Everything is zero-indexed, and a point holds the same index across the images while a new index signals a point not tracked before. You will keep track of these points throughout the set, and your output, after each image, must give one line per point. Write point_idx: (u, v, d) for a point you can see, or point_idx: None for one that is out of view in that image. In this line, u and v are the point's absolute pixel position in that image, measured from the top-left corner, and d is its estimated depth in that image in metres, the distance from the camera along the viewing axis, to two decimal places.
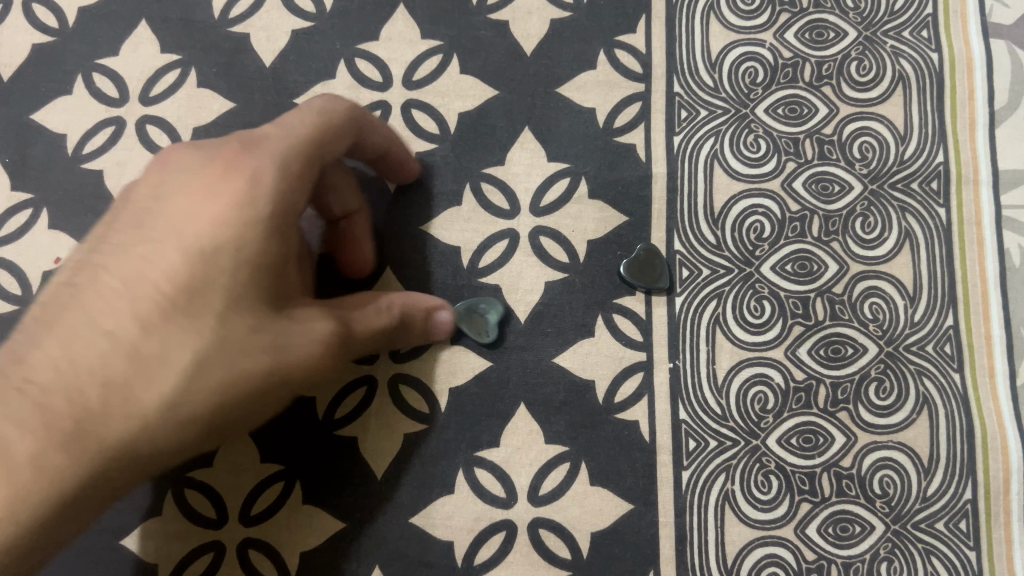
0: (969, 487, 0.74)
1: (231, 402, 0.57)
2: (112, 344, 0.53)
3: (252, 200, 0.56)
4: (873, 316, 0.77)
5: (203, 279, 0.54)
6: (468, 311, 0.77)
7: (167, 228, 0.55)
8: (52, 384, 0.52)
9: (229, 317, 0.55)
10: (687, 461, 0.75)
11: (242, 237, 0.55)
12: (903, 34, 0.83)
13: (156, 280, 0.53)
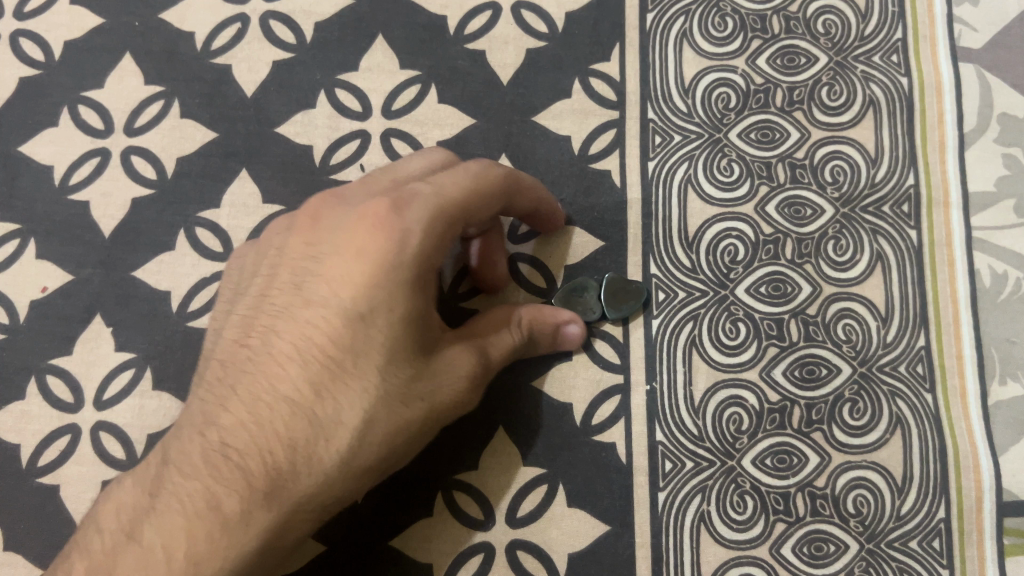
0: (943, 506, 0.75)
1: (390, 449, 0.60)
2: (291, 407, 0.56)
3: (399, 252, 0.57)
4: (846, 337, 0.78)
5: (364, 338, 0.57)
6: (569, 292, 0.79)
7: (325, 285, 0.58)
8: (245, 449, 0.56)
9: (390, 371, 0.58)
10: (663, 482, 0.76)
11: (393, 298, 0.57)
12: (873, 59, 0.85)
13: (321, 344, 0.57)
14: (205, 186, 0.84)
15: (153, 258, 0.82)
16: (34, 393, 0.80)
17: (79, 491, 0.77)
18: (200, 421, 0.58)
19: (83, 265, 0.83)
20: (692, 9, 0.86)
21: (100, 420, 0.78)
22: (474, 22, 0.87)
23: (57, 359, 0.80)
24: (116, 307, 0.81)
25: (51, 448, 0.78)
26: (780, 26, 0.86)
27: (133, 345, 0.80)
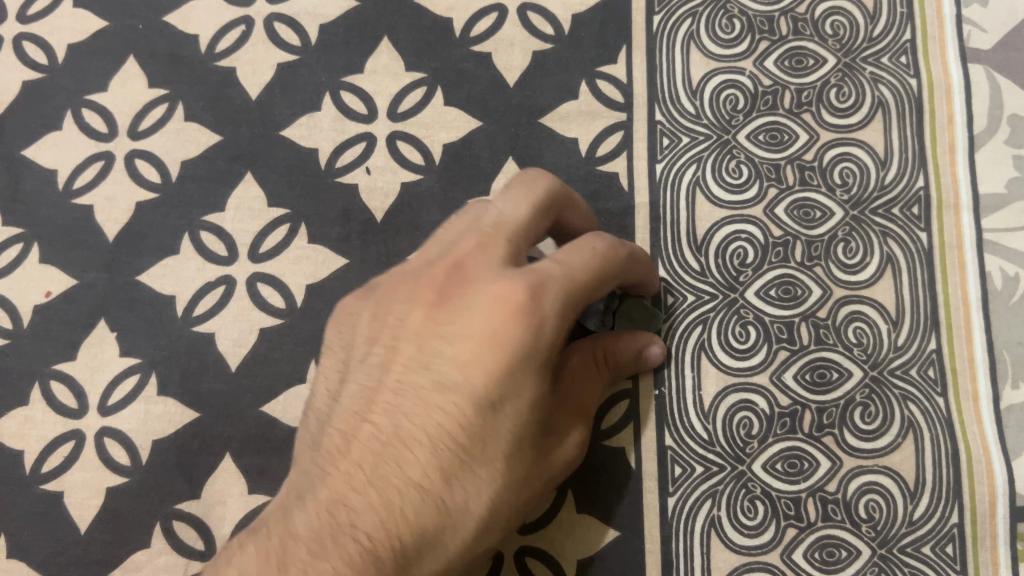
0: (955, 511, 0.74)
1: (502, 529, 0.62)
2: (424, 496, 0.55)
3: (536, 336, 0.57)
4: (857, 340, 0.78)
5: (494, 426, 0.57)
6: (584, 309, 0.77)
7: (460, 372, 0.56)
8: (378, 537, 0.54)
9: (516, 458, 0.59)
10: (672, 487, 0.75)
11: (525, 385, 0.57)
12: (882, 61, 0.84)
13: (455, 432, 0.56)
14: (210, 190, 0.83)
15: (158, 262, 0.82)
16: (38, 399, 0.79)
17: (83, 498, 0.76)
18: (322, 501, 0.56)
19: (87, 269, 0.82)
20: (699, 10, 0.86)
21: (105, 426, 0.78)
22: (479, 23, 0.86)
23: (61, 364, 0.80)
24: (121, 312, 0.81)
25: (55, 454, 0.78)
26: (788, 27, 0.85)
27: (137, 350, 0.80)
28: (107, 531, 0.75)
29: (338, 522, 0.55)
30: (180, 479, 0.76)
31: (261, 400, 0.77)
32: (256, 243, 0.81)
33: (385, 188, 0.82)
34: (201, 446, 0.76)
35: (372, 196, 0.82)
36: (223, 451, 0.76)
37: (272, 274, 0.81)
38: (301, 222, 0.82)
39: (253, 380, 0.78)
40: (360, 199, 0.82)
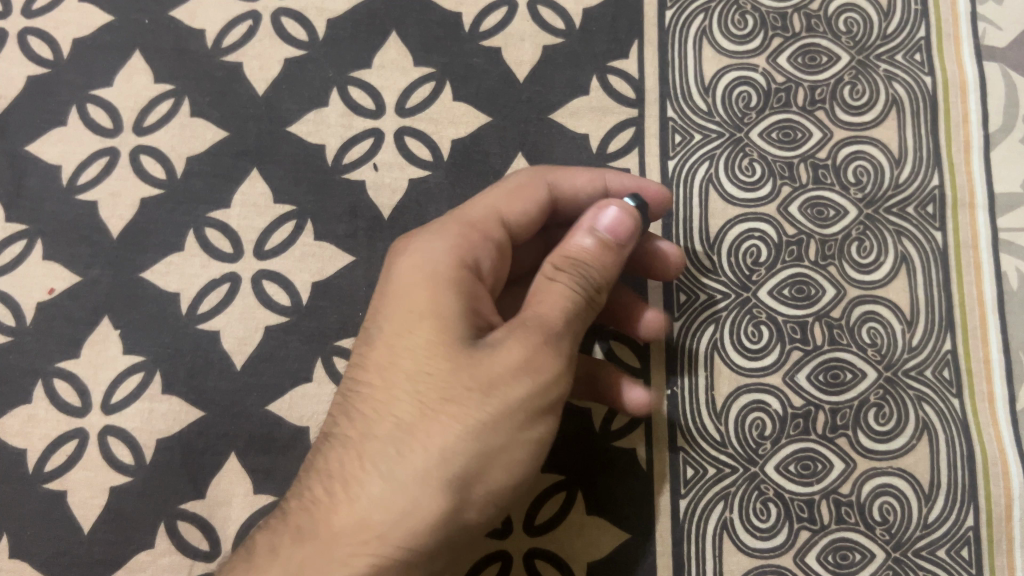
0: (971, 514, 0.73)
1: (452, 549, 0.57)
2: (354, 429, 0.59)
3: (419, 265, 0.63)
4: (871, 341, 0.77)
5: (394, 349, 0.60)
6: None
7: (380, 315, 0.63)
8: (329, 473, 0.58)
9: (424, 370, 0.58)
10: (684, 489, 0.74)
11: (414, 300, 0.61)
12: (897, 58, 0.83)
13: (371, 368, 0.61)
14: (216, 186, 0.82)
15: (162, 259, 0.81)
16: (41, 397, 0.78)
17: (87, 497, 0.75)
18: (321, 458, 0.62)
19: (91, 266, 0.81)
20: (712, 6, 0.85)
21: (108, 424, 0.77)
22: (489, 18, 0.85)
23: (64, 362, 0.79)
24: (125, 310, 0.80)
25: (58, 453, 0.76)
26: (801, 24, 0.84)
27: (141, 347, 0.79)
28: (110, 531, 0.74)
29: (294, 518, 0.59)
30: (185, 479, 0.75)
31: (267, 399, 0.76)
32: (262, 240, 0.81)
33: (392, 184, 0.81)
34: (206, 445, 0.75)
35: (380, 193, 0.81)
36: (228, 451, 0.75)
37: (278, 271, 0.80)
38: (307, 219, 0.81)
39: (258, 379, 0.77)
40: (368, 195, 0.81)
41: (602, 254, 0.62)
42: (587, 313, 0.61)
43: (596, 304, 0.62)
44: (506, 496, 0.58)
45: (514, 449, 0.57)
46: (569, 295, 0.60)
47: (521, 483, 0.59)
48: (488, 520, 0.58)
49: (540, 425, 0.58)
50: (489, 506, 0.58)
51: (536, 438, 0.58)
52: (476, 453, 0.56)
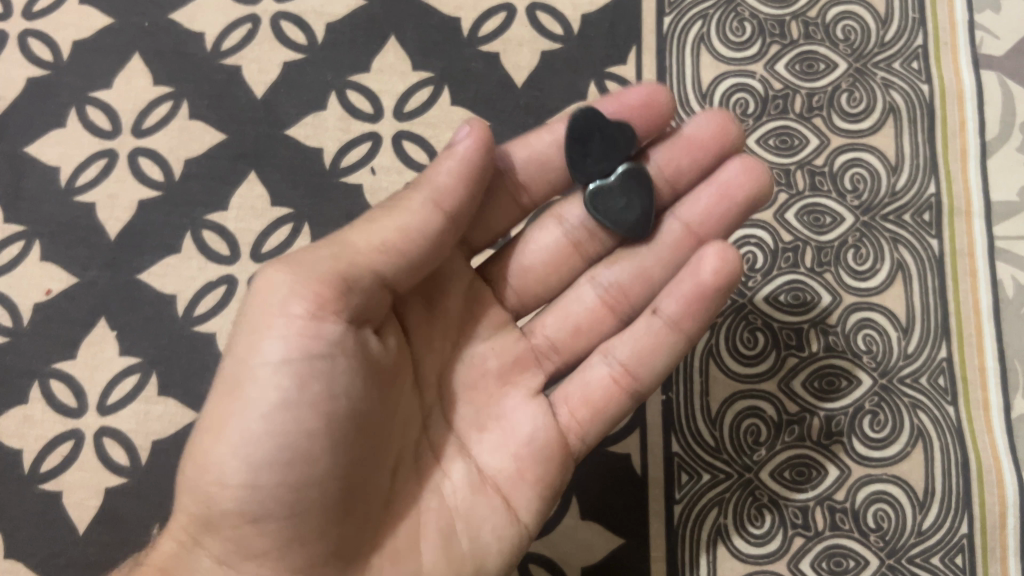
0: (965, 521, 0.73)
1: (210, 538, 0.50)
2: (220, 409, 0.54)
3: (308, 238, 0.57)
4: (866, 348, 0.77)
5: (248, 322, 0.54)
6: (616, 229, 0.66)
7: None
8: None
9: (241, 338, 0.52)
10: (679, 495, 0.74)
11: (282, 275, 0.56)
12: (894, 66, 0.83)
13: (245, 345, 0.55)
14: (214, 189, 0.82)
15: (159, 261, 0.81)
16: (37, 398, 0.78)
17: (81, 498, 0.75)
18: None
19: (88, 267, 0.81)
20: (710, 13, 0.85)
21: (103, 426, 0.77)
22: (487, 24, 0.86)
23: (60, 363, 0.79)
24: (121, 311, 0.80)
25: (53, 454, 0.76)
26: (799, 32, 0.84)
27: (137, 349, 0.79)
28: (104, 533, 0.74)
29: None
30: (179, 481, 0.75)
31: None
32: (259, 242, 0.81)
33: (389, 188, 0.81)
34: None
35: (377, 197, 0.81)
36: None
37: None
38: (304, 222, 0.81)
39: None
40: (364, 199, 0.81)
41: (457, 177, 0.54)
42: (397, 225, 0.52)
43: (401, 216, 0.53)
44: (240, 469, 0.48)
45: (225, 397, 0.49)
46: (369, 223, 0.53)
47: (280, 443, 0.48)
48: (242, 497, 0.48)
49: (249, 365, 0.49)
50: (217, 489, 0.48)
51: (256, 383, 0.48)
52: (208, 404, 0.50)
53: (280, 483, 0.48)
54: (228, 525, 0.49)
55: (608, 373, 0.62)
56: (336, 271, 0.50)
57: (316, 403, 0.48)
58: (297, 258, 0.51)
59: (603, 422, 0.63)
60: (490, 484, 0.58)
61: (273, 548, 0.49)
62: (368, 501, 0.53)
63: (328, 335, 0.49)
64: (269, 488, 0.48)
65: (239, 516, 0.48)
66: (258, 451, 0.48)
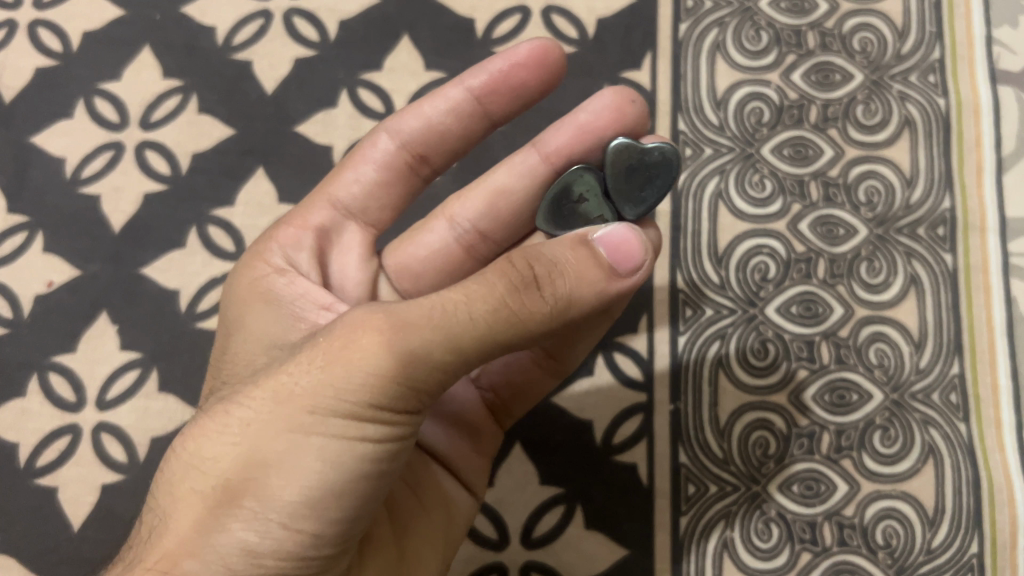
0: (976, 540, 0.71)
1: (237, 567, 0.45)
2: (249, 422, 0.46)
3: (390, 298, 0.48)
4: (878, 362, 0.76)
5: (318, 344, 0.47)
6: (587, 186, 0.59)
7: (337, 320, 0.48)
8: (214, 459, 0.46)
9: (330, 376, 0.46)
10: (686, 507, 0.73)
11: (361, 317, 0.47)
12: (911, 79, 0.83)
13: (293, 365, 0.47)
14: (221, 183, 0.82)
15: (164, 255, 0.80)
16: (35, 391, 0.77)
17: (77, 494, 0.74)
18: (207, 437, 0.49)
19: (91, 260, 0.80)
20: (726, 20, 0.84)
21: (102, 421, 0.75)
22: (502, 26, 0.85)
23: (60, 355, 0.78)
24: (123, 305, 0.79)
25: (50, 449, 0.75)
26: (816, 42, 0.84)
27: (138, 344, 0.77)
28: (100, 530, 0.73)
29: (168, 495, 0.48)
30: None
31: None
32: None
33: None
34: None
35: None
36: None
37: None
38: None
39: None
40: None
41: (583, 278, 0.46)
42: (516, 315, 0.45)
43: (522, 306, 0.45)
44: (311, 516, 0.45)
45: (306, 440, 0.45)
46: (488, 292, 0.45)
47: (345, 498, 0.45)
48: (302, 541, 0.45)
49: (339, 419, 0.45)
50: (277, 527, 0.45)
51: (338, 441, 0.45)
52: (274, 437, 0.45)
53: (335, 533, 0.46)
54: (268, 557, 0.45)
55: (531, 357, 0.70)
56: (448, 349, 0.45)
57: (380, 470, 0.47)
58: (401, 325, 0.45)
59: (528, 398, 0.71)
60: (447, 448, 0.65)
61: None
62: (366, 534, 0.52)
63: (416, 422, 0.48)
64: (325, 533, 0.46)
65: (282, 552, 0.45)
66: (330, 505, 0.45)
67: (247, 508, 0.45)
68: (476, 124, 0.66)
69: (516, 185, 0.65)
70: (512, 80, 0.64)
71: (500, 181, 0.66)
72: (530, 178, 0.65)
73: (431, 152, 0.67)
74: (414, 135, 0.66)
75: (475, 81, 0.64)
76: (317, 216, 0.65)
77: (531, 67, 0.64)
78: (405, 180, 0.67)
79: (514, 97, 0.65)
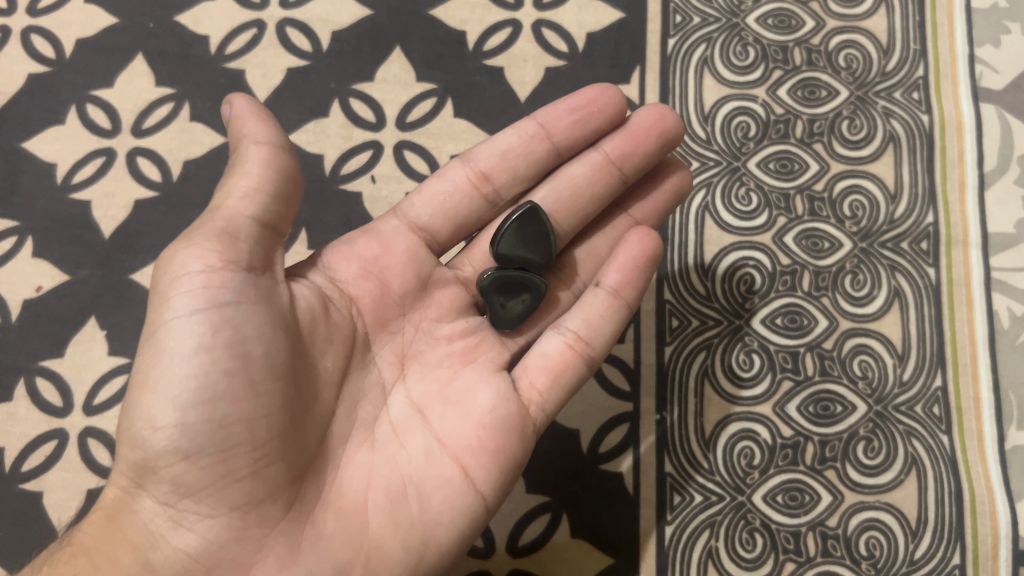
0: (958, 551, 0.72)
1: (145, 484, 0.48)
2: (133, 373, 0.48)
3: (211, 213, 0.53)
4: (862, 374, 0.77)
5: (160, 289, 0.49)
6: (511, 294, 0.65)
7: None
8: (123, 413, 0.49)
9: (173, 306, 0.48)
10: (670, 516, 0.73)
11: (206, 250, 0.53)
12: (895, 95, 0.84)
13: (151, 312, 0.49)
14: (212, 191, 0.82)
15: (154, 261, 0.80)
16: (22, 396, 0.77)
17: (63, 499, 0.73)
18: None
19: (80, 265, 0.80)
20: (714, 36, 0.86)
21: (89, 426, 0.75)
22: (492, 38, 0.87)
23: (47, 360, 0.78)
24: (113, 310, 0.79)
25: (36, 454, 0.75)
26: (802, 58, 0.85)
27: (127, 350, 0.78)
28: None
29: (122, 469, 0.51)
30: None
31: None
32: None
33: (389, 197, 0.81)
34: None
35: (377, 206, 0.81)
36: None
37: None
38: (301, 227, 0.80)
39: None
40: (364, 207, 0.81)
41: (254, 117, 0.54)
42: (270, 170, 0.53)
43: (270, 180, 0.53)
44: (199, 432, 0.47)
45: (151, 351, 0.47)
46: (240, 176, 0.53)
47: (202, 380, 0.47)
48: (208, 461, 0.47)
49: (169, 312, 0.48)
50: (148, 436, 0.47)
51: (181, 331, 0.47)
52: (139, 356, 0.48)
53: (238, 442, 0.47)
54: (162, 465, 0.47)
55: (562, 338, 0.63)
56: (217, 228, 0.50)
57: (231, 342, 0.48)
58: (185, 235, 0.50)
59: (563, 388, 0.62)
60: (447, 454, 0.56)
61: (204, 486, 0.47)
62: (301, 446, 0.52)
63: (230, 285, 0.49)
64: (198, 424, 0.47)
65: (171, 456, 0.47)
66: (187, 401, 0.46)
67: (146, 446, 0.47)
68: (542, 149, 0.68)
69: (582, 179, 0.68)
70: (584, 112, 0.69)
71: (566, 175, 0.68)
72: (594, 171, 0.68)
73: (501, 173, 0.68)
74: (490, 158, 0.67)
75: (546, 114, 0.68)
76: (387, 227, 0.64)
77: (592, 108, 0.69)
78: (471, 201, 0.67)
79: (578, 127, 0.69)
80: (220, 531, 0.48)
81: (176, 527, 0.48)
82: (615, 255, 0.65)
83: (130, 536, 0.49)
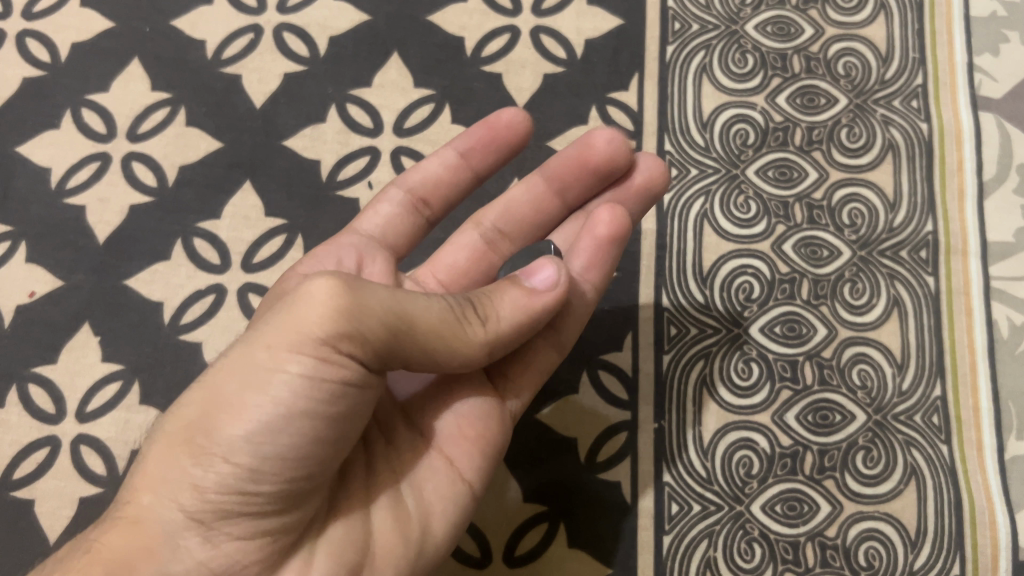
0: (958, 562, 0.71)
1: (183, 491, 0.45)
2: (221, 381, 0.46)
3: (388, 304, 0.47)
4: (861, 383, 0.76)
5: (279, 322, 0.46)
6: None
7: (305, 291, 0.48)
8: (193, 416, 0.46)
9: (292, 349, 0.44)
10: (668, 525, 0.72)
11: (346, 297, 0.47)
12: (894, 103, 0.84)
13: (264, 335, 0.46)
14: (207, 196, 0.81)
15: (148, 267, 0.79)
16: (14, 403, 0.76)
17: (54, 507, 0.72)
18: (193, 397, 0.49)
19: (74, 271, 0.80)
20: (713, 43, 0.85)
21: (82, 433, 0.75)
22: (490, 45, 0.86)
23: (40, 367, 0.77)
24: (106, 317, 0.78)
25: (28, 461, 0.74)
26: (801, 66, 0.85)
27: (120, 357, 0.77)
28: None
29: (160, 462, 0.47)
30: None
31: None
32: (251, 252, 0.79)
33: None
34: None
35: None
36: None
37: (264, 285, 0.78)
38: (297, 234, 0.80)
39: None
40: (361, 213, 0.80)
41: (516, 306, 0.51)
42: (455, 329, 0.48)
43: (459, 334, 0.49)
44: (264, 466, 0.44)
45: (254, 380, 0.45)
46: (434, 302, 0.48)
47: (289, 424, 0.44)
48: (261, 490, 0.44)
49: (288, 358, 0.44)
50: (220, 463, 0.44)
51: (288, 384, 0.44)
52: (235, 378, 0.45)
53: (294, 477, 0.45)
54: (211, 479, 0.44)
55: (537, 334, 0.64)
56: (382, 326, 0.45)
57: (333, 400, 0.45)
58: (355, 285, 0.45)
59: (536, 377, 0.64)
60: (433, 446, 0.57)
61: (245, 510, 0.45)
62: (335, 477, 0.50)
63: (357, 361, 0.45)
64: (268, 460, 0.44)
65: (226, 478, 0.44)
66: (271, 446, 0.44)
67: (206, 452, 0.45)
68: (461, 177, 0.70)
69: (524, 200, 0.70)
70: (494, 142, 0.69)
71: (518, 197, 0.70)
72: (532, 193, 0.70)
73: (434, 194, 0.70)
74: (421, 183, 0.69)
75: (463, 142, 0.70)
76: (343, 242, 0.66)
77: (501, 129, 0.69)
78: (410, 222, 0.69)
79: (491, 148, 0.70)
80: (243, 554, 0.46)
81: (203, 543, 0.45)
82: (578, 244, 0.64)
83: (150, 546, 0.45)
